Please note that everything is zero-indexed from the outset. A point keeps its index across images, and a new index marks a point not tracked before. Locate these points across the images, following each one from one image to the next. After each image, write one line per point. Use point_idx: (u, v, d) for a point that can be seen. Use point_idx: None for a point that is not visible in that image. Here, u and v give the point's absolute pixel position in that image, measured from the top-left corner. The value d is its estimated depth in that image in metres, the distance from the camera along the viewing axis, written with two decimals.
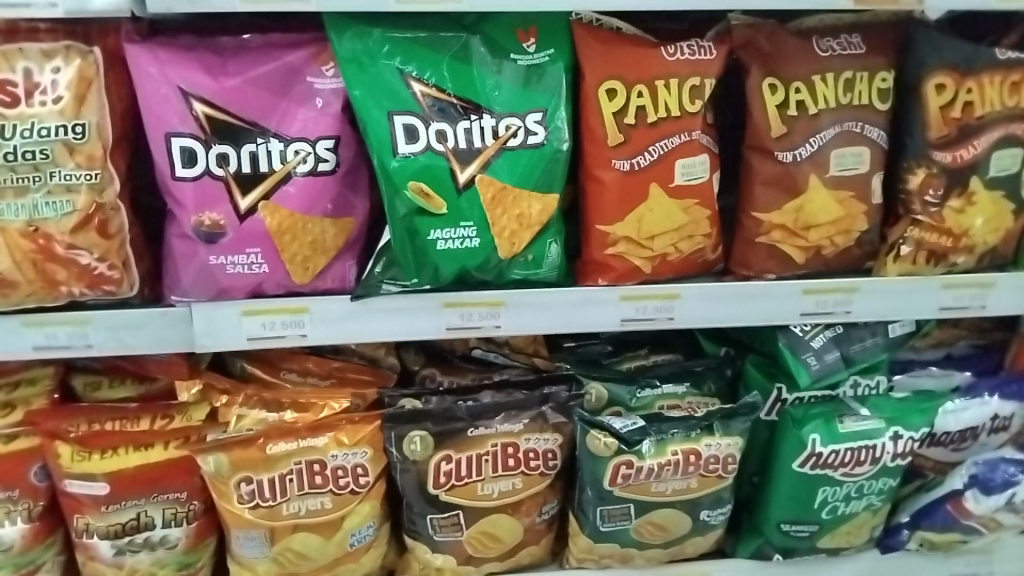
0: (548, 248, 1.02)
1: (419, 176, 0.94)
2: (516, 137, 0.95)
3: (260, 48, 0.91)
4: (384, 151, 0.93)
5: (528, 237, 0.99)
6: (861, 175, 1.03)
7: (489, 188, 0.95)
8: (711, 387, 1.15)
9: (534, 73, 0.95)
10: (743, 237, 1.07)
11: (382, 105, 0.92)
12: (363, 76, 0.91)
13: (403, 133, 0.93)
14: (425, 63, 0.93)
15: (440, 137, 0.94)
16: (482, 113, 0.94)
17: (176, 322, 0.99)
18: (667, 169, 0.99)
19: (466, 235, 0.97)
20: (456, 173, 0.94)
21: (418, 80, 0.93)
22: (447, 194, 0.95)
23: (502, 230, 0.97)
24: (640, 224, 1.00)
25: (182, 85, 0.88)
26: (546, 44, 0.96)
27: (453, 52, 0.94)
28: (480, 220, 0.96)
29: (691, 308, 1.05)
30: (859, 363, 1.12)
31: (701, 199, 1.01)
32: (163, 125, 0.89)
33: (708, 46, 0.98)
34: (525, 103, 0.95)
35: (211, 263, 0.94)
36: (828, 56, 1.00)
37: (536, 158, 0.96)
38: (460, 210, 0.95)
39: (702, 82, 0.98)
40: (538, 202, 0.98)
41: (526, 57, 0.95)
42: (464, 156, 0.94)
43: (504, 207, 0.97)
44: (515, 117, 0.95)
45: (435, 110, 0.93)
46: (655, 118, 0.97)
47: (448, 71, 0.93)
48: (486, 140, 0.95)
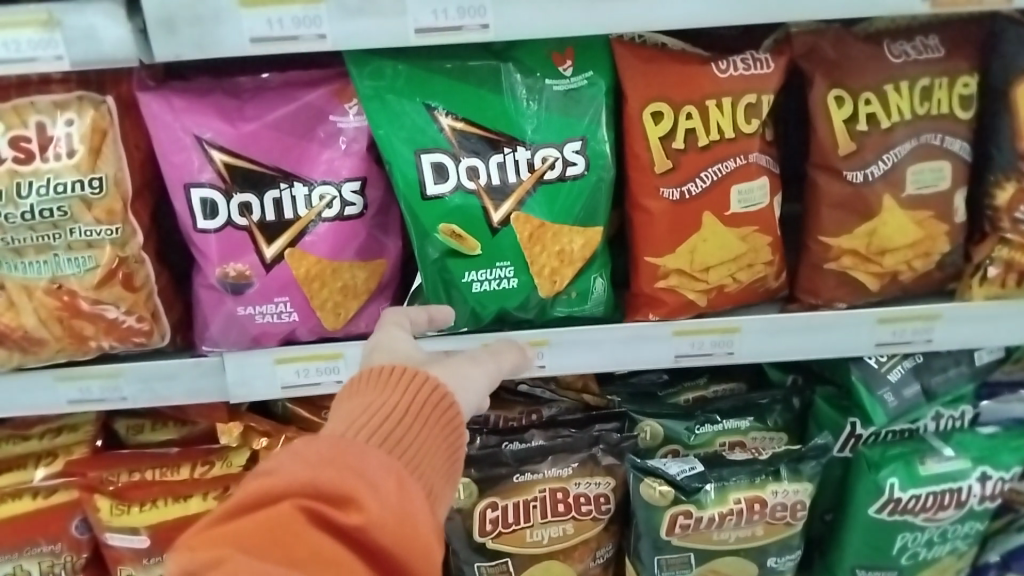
0: (593, 283, 0.95)
1: (450, 216, 0.88)
2: (553, 169, 0.88)
3: (278, 88, 0.86)
4: (412, 193, 0.87)
5: (570, 273, 0.92)
6: (942, 192, 0.93)
7: (526, 225, 0.89)
8: (776, 421, 1.07)
9: (571, 98, 0.88)
10: (809, 260, 0.97)
11: (410, 143, 0.86)
12: (388, 114, 0.85)
13: (432, 172, 0.87)
14: (453, 95, 0.86)
15: (471, 174, 0.87)
16: (516, 146, 0.87)
17: (208, 372, 0.95)
18: (722, 196, 0.90)
19: (503, 275, 0.90)
20: (490, 212, 0.88)
21: (446, 114, 0.86)
22: (481, 234, 0.89)
23: (541, 268, 0.91)
24: (693, 256, 0.92)
25: (199, 133, 0.83)
26: (584, 66, 0.88)
27: (483, 82, 0.86)
28: (518, 260, 0.90)
29: (752, 342, 0.97)
30: (942, 397, 1.02)
31: (761, 225, 0.93)
32: (183, 175, 0.85)
33: (764, 59, 0.89)
34: (562, 133, 0.88)
35: (239, 313, 0.90)
36: (903, 62, 0.90)
37: (576, 190, 0.89)
38: (496, 249, 0.89)
39: (759, 99, 0.88)
40: (580, 236, 0.91)
41: (562, 82, 0.87)
42: (496, 193, 0.88)
43: (543, 244, 0.90)
44: (552, 148, 0.88)
45: (465, 145, 0.87)
46: (706, 141, 0.88)
47: (479, 103, 0.86)
48: (521, 173, 0.88)
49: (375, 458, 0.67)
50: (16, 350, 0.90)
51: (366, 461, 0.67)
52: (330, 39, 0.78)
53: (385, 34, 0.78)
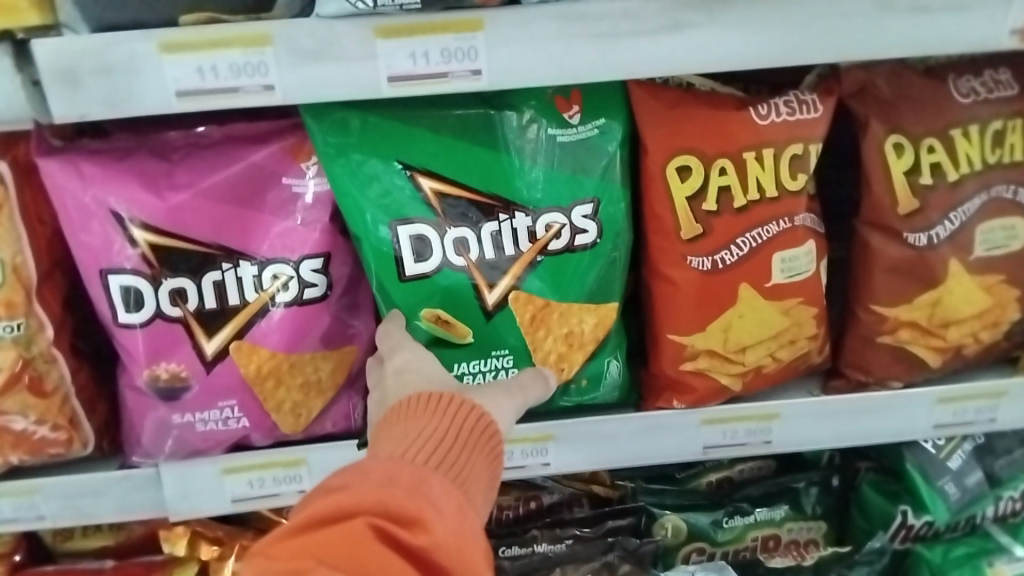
0: (608, 366, 0.79)
1: (435, 298, 0.72)
2: (558, 238, 0.72)
3: (218, 146, 0.69)
4: (386, 272, 0.71)
5: (581, 359, 0.76)
6: (1015, 253, 0.79)
7: (527, 305, 0.73)
8: (815, 508, 0.93)
9: (579, 152, 0.72)
10: (856, 332, 0.83)
11: (384, 212, 0.70)
12: (355, 176, 0.69)
13: (411, 245, 0.71)
14: (436, 152, 0.70)
15: (459, 247, 0.71)
16: (513, 212, 0.71)
17: (142, 485, 0.78)
18: (762, 265, 0.75)
19: (501, 368, 0.74)
20: (483, 293, 0.72)
21: (428, 175, 0.70)
22: (473, 318, 0.73)
23: (546, 358, 0.75)
24: (727, 335, 0.77)
25: (118, 207, 0.67)
26: (594, 113, 0.72)
27: (472, 135, 0.70)
28: (518, 347, 0.74)
29: (793, 430, 0.83)
30: (1007, 483, 0.88)
31: (807, 297, 0.77)
32: (99, 260, 0.68)
33: (811, 100, 0.74)
34: (569, 195, 0.72)
35: (174, 421, 0.73)
36: (970, 103, 0.76)
37: (586, 261, 0.73)
38: (490, 335, 0.73)
39: (805, 150, 0.73)
40: (591, 316, 0.75)
41: (568, 133, 0.71)
42: (490, 270, 0.72)
43: (547, 327, 0.74)
44: (558, 212, 0.72)
45: (451, 212, 0.71)
46: (743, 202, 0.73)
47: (467, 161, 0.70)
48: (520, 245, 0.72)
49: (441, 483, 0.55)
50: None
51: (431, 487, 0.54)
52: (280, 92, 0.61)
53: (351, 84, 0.61)
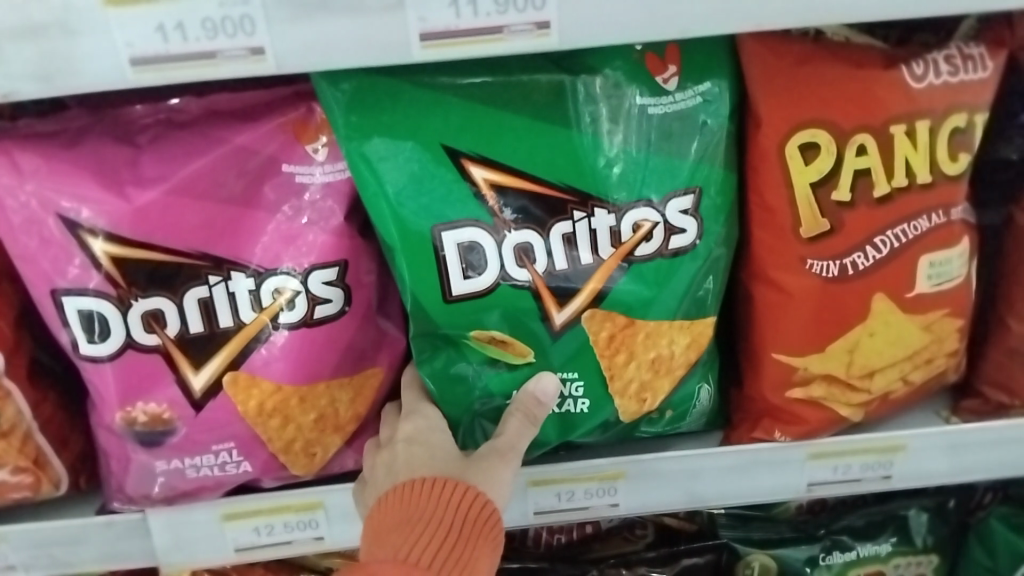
0: (698, 393, 0.62)
1: (490, 318, 0.56)
2: (648, 241, 0.56)
3: (200, 124, 0.53)
4: (426, 289, 0.55)
5: (669, 386, 0.60)
6: None
7: (604, 324, 0.57)
8: (927, 539, 0.78)
9: (677, 128, 0.55)
10: (1003, 344, 0.66)
11: (424, 211, 0.53)
12: (386, 165, 0.52)
13: (459, 255, 0.54)
14: (491, 131, 0.53)
15: (522, 254, 0.55)
16: (592, 208, 0.54)
17: (126, 534, 0.65)
18: (902, 270, 0.58)
19: (568, 395, 0.59)
20: (550, 312, 0.56)
21: (481, 163, 0.53)
22: (536, 342, 0.57)
23: (625, 387, 0.59)
24: (852, 356, 0.60)
25: (67, 209, 0.51)
26: (697, 76, 0.54)
27: (537, 108, 0.53)
28: (591, 374, 0.58)
29: (919, 463, 0.67)
30: None
31: (953, 306, 0.61)
32: (49, 275, 0.53)
33: (978, 54, 0.55)
34: (665, 186, 0.55)
35: (159, 469, 0.58)
36: None
37: (684, 269, 0.57)
38: (556, 361, 0.58)
39: (969, 121, 0.56)
40: (684, 335, 0.59)
41: (663, 103, 0.54)
42: (560, 283, 0.56)
43: (629, 348, 0.58)
44: (649, 208, 0.55)
45: (513, 211, 0.54)
46: (886, 191, 0.56)
47: (531, 142, 0.53)
48: (600, 250, 0.55)
49: None
50: None
51: None
52: (275, 58, 0.44)
53: (372, 44, 0.44)
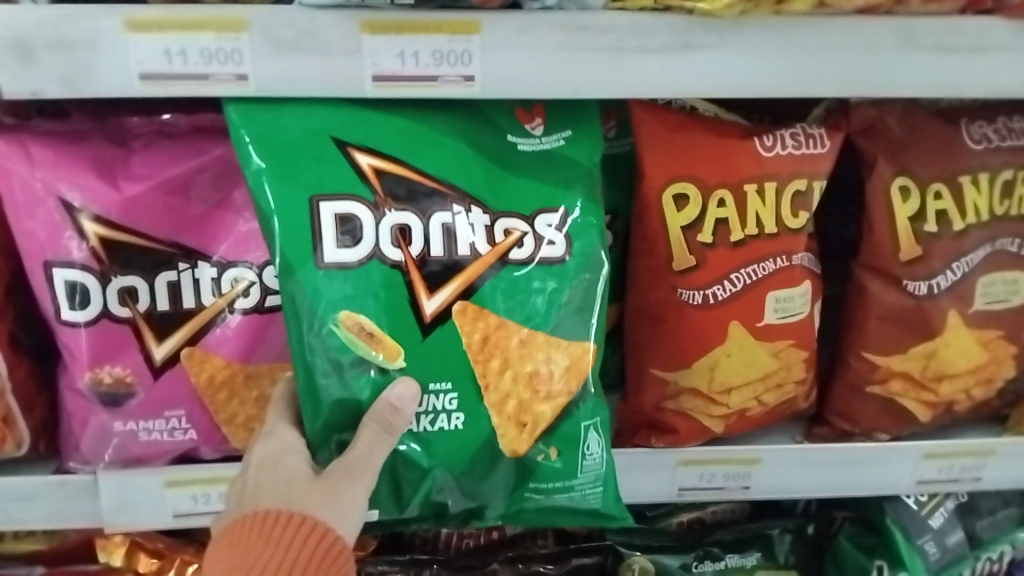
0: (585, 440, 0.65)
1: (361, 302, 0.60)
2: (520, 246, 0.64)
3: (186, 137, 0.64)
4: (297, 252, 0.59)
5: (548, 411, 0.64)
6: (1014, 308, 0.76)
7: (477, 326, 0.62)
8: (790, 557, 0.88)
9: (548, 162, 0.67)
10: (845, 379, 0.79)
11: (309, 180, 0.60)
12: (274, 142, 0.60)
13: (336, 225, 0.60)
14: (377, 130, 0.62)
15: (398, 236, 0.61)
16: (469, 205, 0.63)
17: (77, 494, 0.73)
18: (755, 304, 0.71)
19: (443, 410, 0.61)
20: (420, 299, 0.61)
21: (366, 151, 0.62)
22: (406, 336, 0.60)
23: (503, 402, 0.62)
24: (713, 374, 0.73)
25: (68, 195, 0.61)
26: (560, 124, 0.68)
27: (425, 123, 0.64)
28: (467, 388, 0.62)
29: (773, 476, 0.78)
30: (987, 545, 0.85)
31: (798, 338, 0.74)
32: (44, 250, 0.62)
33: (818, 135, 0.70)
34: (529, 198, 0.65)
35: (116, 430, 0.67)
36: (982, 150, 0.72)
37: (552, 277, 0.64)
38: (430, 363, 0.61)
39: (809, 186, 0.70)
40: (563, 356, 0.64)
41: (530, 142, 0.67)
42: (432, 270, 0.62)
43: (501, 355, 0.62)
44: (518, 219, 0.64)
45: (392, 191, 0.62)
46: (741, 236, 0.69)
47: (419, 145, 0.63)
48: (474, 245, 0.62)
49: None
50: None
51: None
52: (256, 83, 0.56)
53: (333, 80, 0.57)
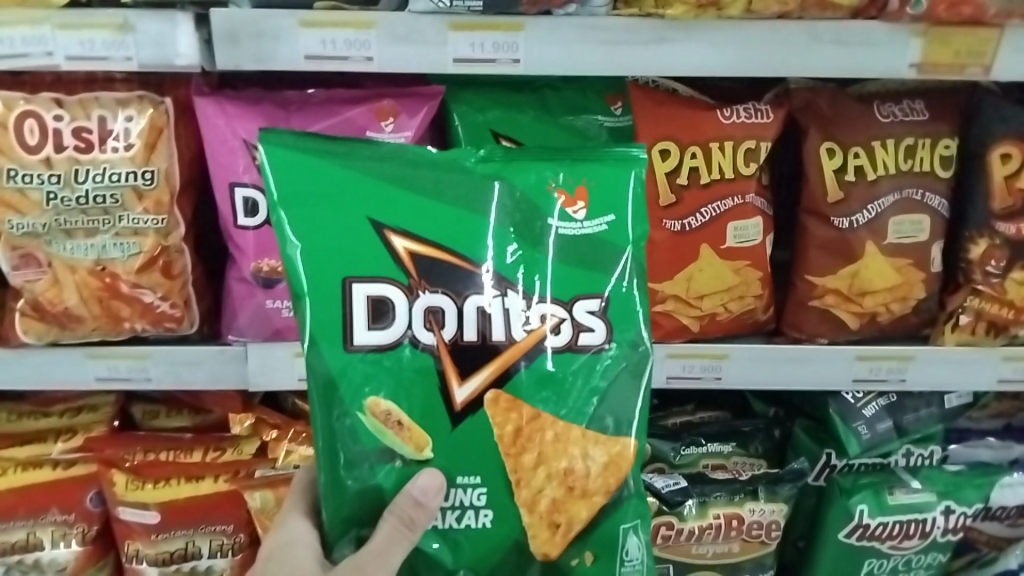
0: (623, 543, 0.73)
1: (389, 392, 0.69)
2: (556, 331, 0.71)
3: (322, 103, 0.94)
4: (330, 330, 0.69)
5: (584, 512, 0.71)
6: (920, 242, 1.01)
7: (509, 417, 0.70)
8: (758, 448, 1.14)
9: (584, 246, 0.72)
10: (795, 298, 1.05)
11: (346, 263, 0.69)
12: (312, 231, 0.69)
13: (367, 305, 0.69)
14: (409, 215, 0.70)
15: (430, 318, 0.70)
16: (505, 289, 0.70)
17: (230, 360, 1.01)
18: (719, 231, 0.99)
19: (472, 506, 0.71)
20: (452, 385, 0.70)
21: (401, 234, 0.70)
22: (434, 424, 0.70)
23: (536, 499, 0.71)
24: (690, 284, 1.00)
25: (248, 139, 0.92)
26: (604, 208, 0.73)
27: (463, 204, 0.71)
28: (495, 485, 0.71)
29: (739, 369, 1.03)
30: (912, 434, 1.09)
31: (753, 260, 1.01)
32: (228, 176, 0.93)
33: (765, 109, 0.98)
34: (575, 287, 0.72)
35: (267, 306, 0.97)
36: (890, 122, 0.99)
37: (591, 380, 0.71)
38: (467, 461, 0.70)
39: (758, 145, 0.97)
40: (602, 452, 0.71)
41: (574, 226, 0.72)
42: (465, 364, 0.70)
43: (536, 448, 0.70)
44: (558, 305, 0.71)
45: (427, 275, 0.70)
46: (708, 179, 0.97)
47: (452, 228, 0.71)
48: (511, 333, 0.70)
49: None
50: (55, 325, 0.97)
51: None
52: (377, 61, 0.86)
53: (427, 61, 0.87)
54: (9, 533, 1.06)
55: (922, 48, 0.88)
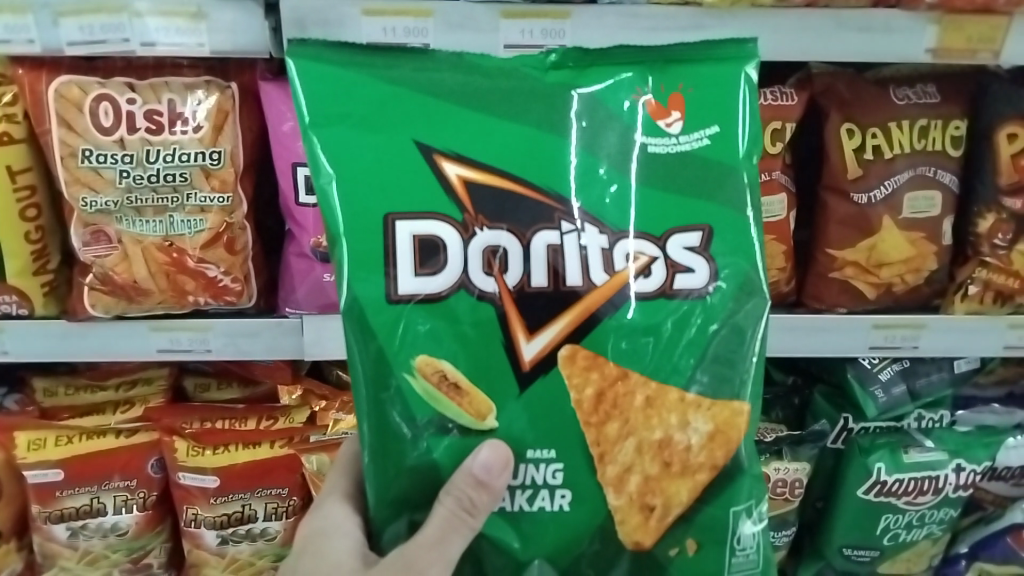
0: (732, 527, 0.71)
1: (443, 348, 0.68)
2: (647, 273, 0.69)
3: None
4: (370, 270, 0.68)
5: (685, 492, 0.69)
6: (933, 217, 1.08)
7: (589, 379, 0.68)
8: (779, 415, 1.22)
9: (677, 164, 0.71)
10: (817, 270, 1.13)
11: (387, 199, 0.69)
12: (349, 159, 0.69)
13: (414, 246, 0.68)
14: (469, 135, 0.70)
15: (489, 260, 0.69)
16: (582, 225, 0.69)
17: (287, 331, 1.06)
18: None
19: (546, 484, 0.69)
20: (520, 342, 0.68)
21: (453, 160, 0.69)
22: (496, 379, 0.68)
23: (625, 477, 0.69)
24: None
25: None
26: (702, 122, 0.72)
27: (527, 120, 0.70)
28: (572, 461, 0.69)
29: (766, 337, 1.09)
30: (924, 397, 1.17)
31: (777, 235, 1.08)
32: (290, 156, 1.01)
33: (790, 92, 1.06)
34: (667, 219, 0.70)
35: (325, 280, 1.05)
36: (904, 104, 1.06)
37: (687, 341, 0.69)
38: (537, 436, 0.69)
39: (783, 126, 1.05)
40: (704, 421, 0.69)
41: (666, 143, 0.71)
42: (534, 317, 0.69)
43: (621, 417, 0.68)
44: (648, 244, 0.70)
45: (482, 210, 0.69)
46: None
47: (510, 151, 0.70)
48: (592, 277, 0.69)
49: None
50: (123, 298, 1.03)
51: None
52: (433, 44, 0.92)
53: (479, 47, 0.92)
54: (75, 498, 1.14)
55: (937, 34, 0.94)
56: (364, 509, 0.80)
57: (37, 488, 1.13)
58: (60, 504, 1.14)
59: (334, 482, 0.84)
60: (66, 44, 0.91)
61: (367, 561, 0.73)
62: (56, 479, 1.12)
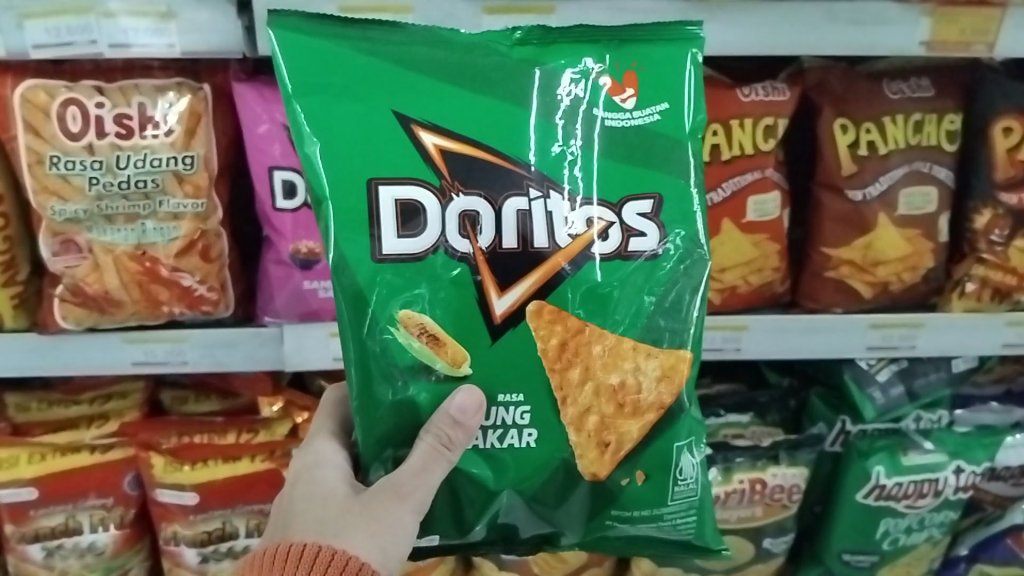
0: (676, 462, 0.73)
1: (421, 304, 0.69)
2: (606, 238, 0.71)
3: None
4: (353, 233, 0.68)
5: (636, 428, 0.72)
6: (929, 214, 1.06)
7: (553, 330, 0.70)
8: (774, 418, 1.18)
9: (634, 138, 0.71)
10: (812, 271, 1.10)
11: (369, 164, 0.68)
12: (332, 127, 0.68)
13: (396, 210, 0.68)
14: (444, 105, 0.70)
15: (465, 225, 0.69)
16: (547, 190, 0.70)
17: (266, 342, 1.02)
18: (739, 206, 1.04)
19: (514, 425, 0.71)
20: (490, 298, 0.70)
21: (430, 129, 0.69)
22: (474, 341, 0.69)
23: (583, 419, 0.71)
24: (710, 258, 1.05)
25: (285, 123, 0.96)
26: (654, 97, 0.72)
27: (499, 96, 0.70)
28: (539, 404, 0.71)
29: (759, 339, 1.06)
30: (923, 398, 1.15)
31: (771, 234, 1.06)
32: (266, 160, 0.98)
33: (782, 87, 1.03)
34: (623, 186, 0.71)
35: (305, 287, 1.01)
36: (898, 98, 1.03)
37: (644, 286, 0.71)
38: (506, 378, 0.70)
39: (775, 122, 1.03)
40: (653, 366, 0.71)
41: (622, 117, 0.72)
42: (504, 274, 0.70)
43: (582, 363, 0.70)
44: (608, 209, 0.71)
45: (460, 177, 0.69)
46: (729, 155, 1.02)
47: (487, 122, 0.70)
48: (556, 239, 0.70)
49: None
50: (94, 310, 0.99)
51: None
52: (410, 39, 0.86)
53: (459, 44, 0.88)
54: (49, 518, 1.10)
55: (931, 26, 0.91)
56: (350, 449, 0.78)
57: (9, 508, 1.09)
58: (34, 524, 1.10)
59: (320, 423, 0.81)
60: (32, 47, 0.87)
61: (357, 488, 0.71)
62: (29, 498, 1.08)
